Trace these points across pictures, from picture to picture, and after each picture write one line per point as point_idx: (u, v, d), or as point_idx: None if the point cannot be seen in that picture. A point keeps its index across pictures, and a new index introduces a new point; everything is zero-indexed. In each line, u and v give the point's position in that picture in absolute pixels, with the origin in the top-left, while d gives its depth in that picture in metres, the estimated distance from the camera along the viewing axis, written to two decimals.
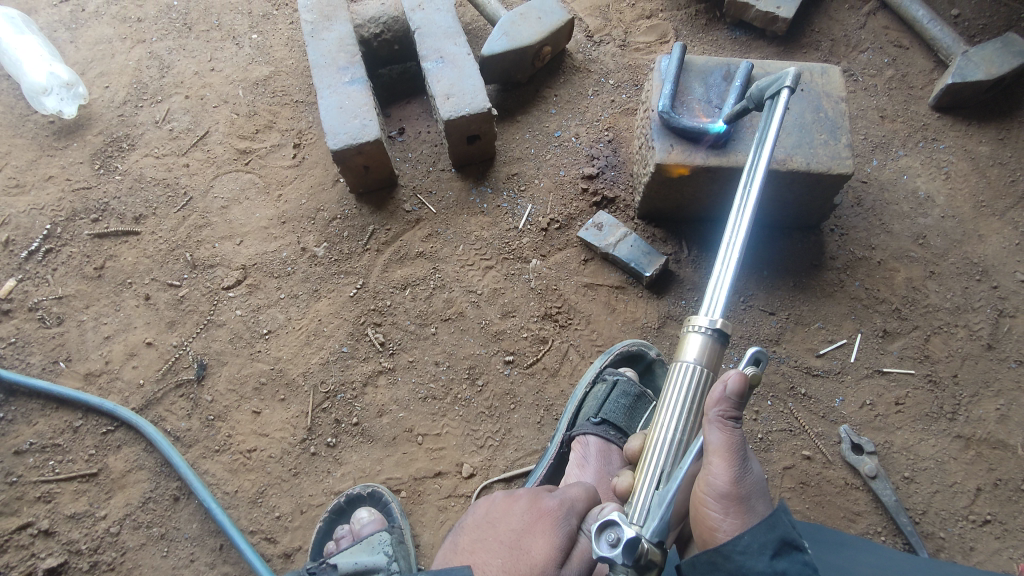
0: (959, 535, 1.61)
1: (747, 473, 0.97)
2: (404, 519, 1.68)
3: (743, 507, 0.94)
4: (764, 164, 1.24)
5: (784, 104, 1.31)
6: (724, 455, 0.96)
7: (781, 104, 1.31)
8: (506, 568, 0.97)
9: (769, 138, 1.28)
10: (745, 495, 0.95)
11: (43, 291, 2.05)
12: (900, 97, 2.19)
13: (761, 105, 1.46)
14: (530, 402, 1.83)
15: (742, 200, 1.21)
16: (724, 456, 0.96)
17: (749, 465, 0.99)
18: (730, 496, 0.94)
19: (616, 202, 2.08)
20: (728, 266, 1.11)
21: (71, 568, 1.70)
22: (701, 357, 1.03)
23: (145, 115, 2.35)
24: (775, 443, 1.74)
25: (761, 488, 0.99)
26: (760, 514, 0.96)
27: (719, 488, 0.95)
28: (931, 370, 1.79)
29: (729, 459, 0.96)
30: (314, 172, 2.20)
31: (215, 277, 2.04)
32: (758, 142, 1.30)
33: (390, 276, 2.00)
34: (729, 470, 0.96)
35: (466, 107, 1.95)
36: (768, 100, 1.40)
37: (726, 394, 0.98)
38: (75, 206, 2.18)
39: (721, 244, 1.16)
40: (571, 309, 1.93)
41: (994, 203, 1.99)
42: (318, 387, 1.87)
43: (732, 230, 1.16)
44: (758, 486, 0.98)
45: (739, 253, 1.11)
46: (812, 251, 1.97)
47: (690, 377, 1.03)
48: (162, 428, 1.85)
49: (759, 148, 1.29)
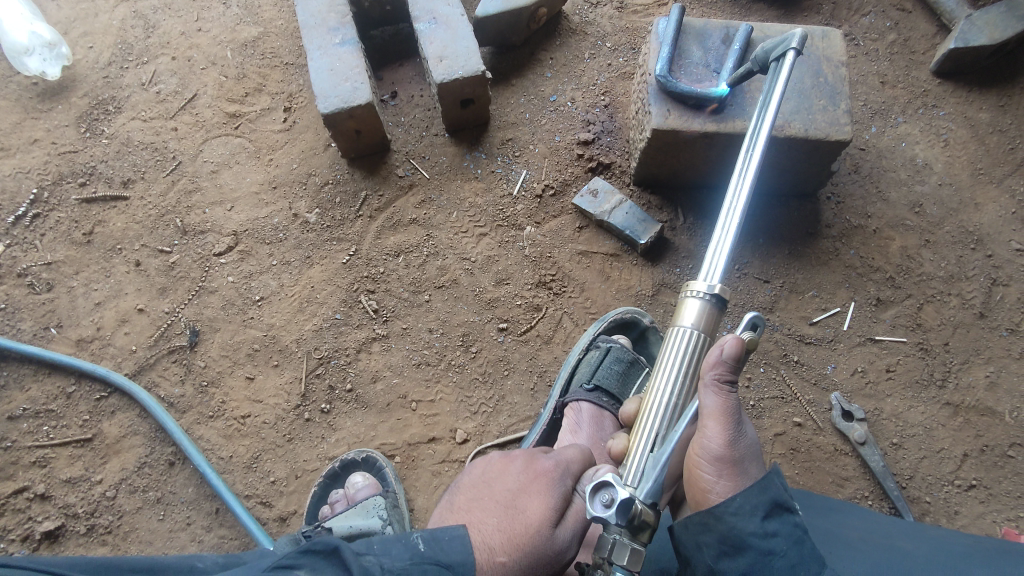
0: (944, 499, 1.64)
1: (741, 437, 0.98)
2: (398, 484, 1.69)
3: (736, 470, 0.96)
4: (767, 129, 1.22)
5: (788, 67, 1.29)
6: (719, 418, 0.97)
7: (786, 67, 1.29)
8: (502, 527, 0.97)
9: (772, 103, 1.26)
10: (739, 458, 0.96)
11: (32, 256, 2.03)
12: (901, 63, 2.15)
13: (764, 68, 1.43)
14: (524, 369, 1.83)
15: (742, 166, 1.19)
16: (720, 419, 0.97)
17: (744, 428, 1.00)
18: (724, 459, 0.96)
19: (612, 168, 2.06)
20: (727, 232, 1.10)
21: (68, 531, 1.71)
22: (699, 322, 1.02)
23: (131, 77, 2.29)
24: (766, 410, 1.75)
25: (755, 451, 1.00)
26: (752, 477, 0.97)
27: (713, 451, 0.96)
28: (923, 338, 1.80)
29: (724, 422, 0.97)
30: (305, 136, 2.16)
31: (206, 243, 2.02)
32: (761, 106, 1.28)
33: (383, 242, 1.99)
34: (724, 432, 0.97)
35: (459, 69, 1.91)
36: (771, 64, 1.37)
37: (722, 358, 0.99)
38: (61, 170, 2.15)
39: (721, 209, 1.14)
40: (565, 276, 1.92)
41: (992, 170, 1.97)
42: (312, 354, 1.87)
43: (732, 196, 1.14)
44: (752, 449, 0.99)
45: (739, 219, 1.10)
46: (808, 219, 1.95)
47: (687, 343, 1.02)
48: (155, 394, 1.85)
49: (761, 112, 1.27)
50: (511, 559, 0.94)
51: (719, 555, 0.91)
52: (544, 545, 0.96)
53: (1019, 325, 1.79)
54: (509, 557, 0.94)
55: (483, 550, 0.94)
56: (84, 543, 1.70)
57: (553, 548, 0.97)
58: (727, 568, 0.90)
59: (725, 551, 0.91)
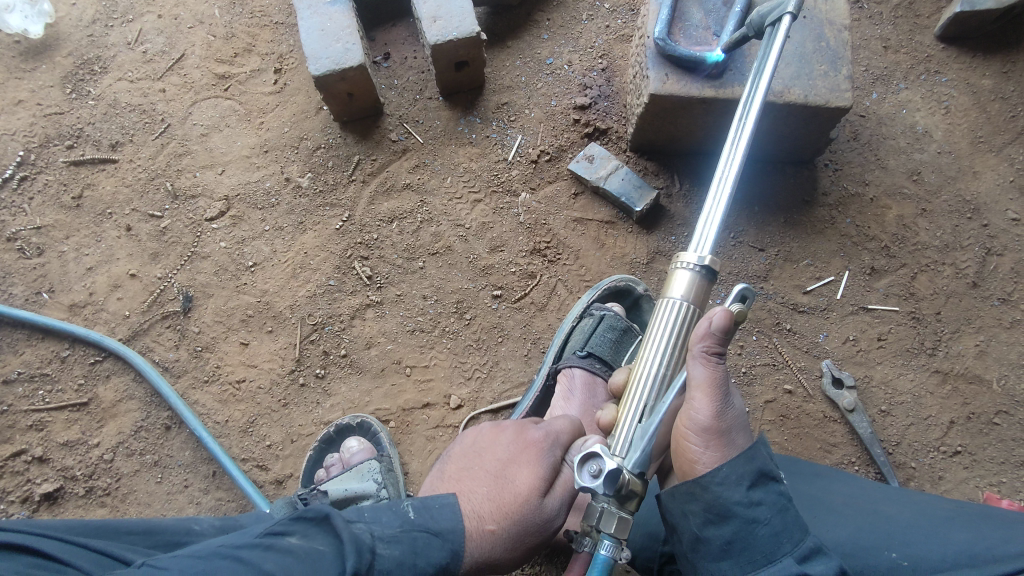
0: (930, 465, 1.67)
1: (728, 408, 0.99)
2: (392, 448, 1.71)
3: (723, 441, 0.97)
4: (760, 96, 1.20)
5: (784, 31, 1.26)
6: (707, 390, 0.98)
7: (782, 32, 1.25)
8: (491, 497, 0.99)
9: (766, 69, 1.23)
10: (726, 429, 0.97)
11: (21, 221, 2.00)
12: (906, 27, 2.11)
13: (761, 33, 1.40)
14: (518, 336, 1.84)
15: (736, 134, 1.17)
16: (708, 390, 0.97)
17: (731, 399, 1.01)
18: (711, 430, 0.97)
19: (608, 134, 2.03)
20: (719, 201, 1.09)
21: (67, 493, 1.73)
22: (689, 294, 1.02)
23: (116, 36, 2.23)
24: (757, 377, 1.77)
25: (742, 421, 1.01)
26: (738, 447, 0.98)
27: (701, 422, 0.97)
28: (915, 307, 1.80)
29: (711, 393, 0.98)
30: (296, 99, 2.12)
31: (197, 208, 2.00)
32: (756, 72, 1.25)
33: (376, 208, 1.97)
34: (712, 404, 0.97)
35: (453, 31, 1.86)
36: (767, 28, 1.34)
37: (711, 330, 0.98)
38: (48, 132, 2.11)
39: (713, 178, 1.13)
40: (560, 244, 1.91)
41: (992, 138, 1.95)
42: (306, 320, 1.87)
43: (725, 164, 1.13)
44: (739, 420, 1.00)
45: (731, 189, 1.09)
46: (804, 187, 1.94)
47: (676, 314, 1.02)
48: (150, 359, 1.85)
49: (756, 78, 1.24)
50: (499, 527, 0.97)
51: (704, 522, 0.94)
52: (532, 514, 0.99)
53: (1010, 294, 1.79)
54: (498, 525, 0.97)
55: (473, 518, 0.97)
56: (83, 505, 1.73)
57: (541, 516, 1.00)
58: (711, 536, 0.93)
59: (711, 519, 0.93)
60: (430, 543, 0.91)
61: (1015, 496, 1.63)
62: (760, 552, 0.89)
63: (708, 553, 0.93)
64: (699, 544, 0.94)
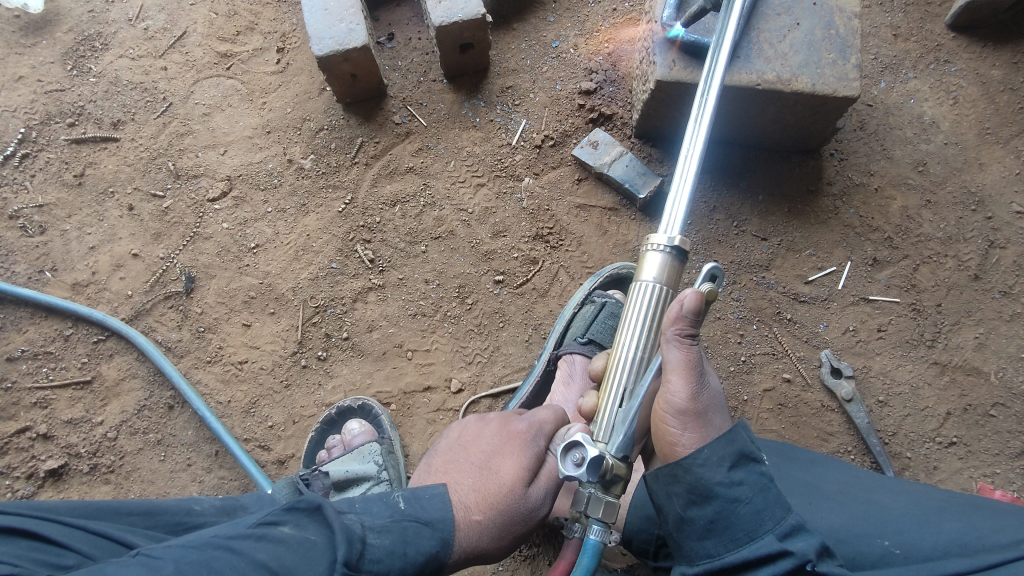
0: (925, 455, 1.69)
1: (704, 389, 1.01)
2: (393, 430, 1.73)
3: (700, 422, 1.00)
4: (718, 79, 1.34)
5: (722, 69, 1.36)
6: (683, 373, 1.00)
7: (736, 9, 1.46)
8: (476, 488, 1.01)
9: (725, 44, 1.42)
10: (702, 410, 1.00)
11: (22, 199, 2.00)
12: (916, 15, 2.08)
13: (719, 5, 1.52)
14: (519, 321, 1.84)
15: (699, 111, 1.27)
16: (683, 373, 1.00)
17: (707, 380, 1.03)
18: (688, 412, 0.99)
19: (613, 120, 2.01)
20: (685, 181, 1.15)
21: (71, 470, 1.75)
22: (660, 276, 1.03)
23: (117, 12, 2.21)
24: (756, 366, 1.78)
25: (718, 402, 1.04)
26: (716, 427, 1.01)
27: (678, 405, 1.00)
28: (916, 298, 1.81)
29: (687, 376, 1.00)
30: (300, 79, 2.10)
31: (199, 187, 1.99)
32: (715, 48, 1.44)
33: (379, 191, 1.96)
34: (687, 386, 1.00)
35: (459, 12, 1.84)
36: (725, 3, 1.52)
37: (682, 313, 0.99)
38: (49, 109, 2.09)
39: (679, 157, 1.20)
40: (562, 230, 1.91)
41: (998, 130, 1.94)
42: (308, 302, 1.87)
43: (690, 143, 1.20)
44: (715, 401, 1.03)
45: (696, 168, 1.16)
46: (809, 176, 1.93)
47: (649, 296, 1.03)
48: (153, 338, 1.86)
49: (716, 54, 1.43)
50: (486, 517, 0.99)
51: (688, 503, 0.96)
52: (517, 505, 1.01)
53: (1012, 287, 1.79)
54: (485, 515, 0.99)
55: (460, 508, 0.98)
56: (87, 481, 1.74)
57: (527, 506, 1.02)
58: (695, 516, 0.95)
59: (693, 500, 0.96)
60: (420, 533, 0.93)
61: (1008, 487, 1.64)
62: (743, 530, 0.91)
63: (693, 533, 0.96)
64: (683, 524, 0.97)
